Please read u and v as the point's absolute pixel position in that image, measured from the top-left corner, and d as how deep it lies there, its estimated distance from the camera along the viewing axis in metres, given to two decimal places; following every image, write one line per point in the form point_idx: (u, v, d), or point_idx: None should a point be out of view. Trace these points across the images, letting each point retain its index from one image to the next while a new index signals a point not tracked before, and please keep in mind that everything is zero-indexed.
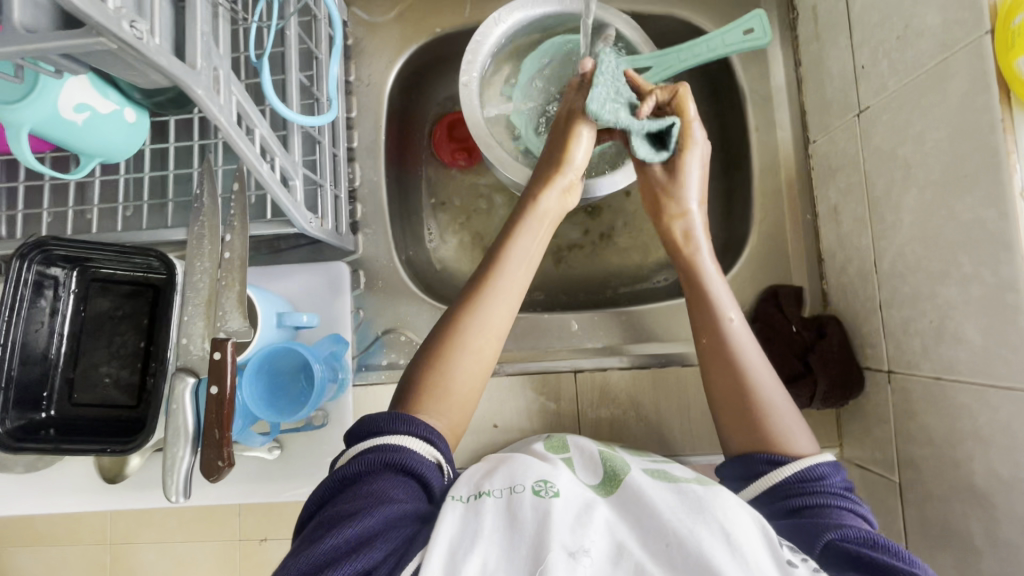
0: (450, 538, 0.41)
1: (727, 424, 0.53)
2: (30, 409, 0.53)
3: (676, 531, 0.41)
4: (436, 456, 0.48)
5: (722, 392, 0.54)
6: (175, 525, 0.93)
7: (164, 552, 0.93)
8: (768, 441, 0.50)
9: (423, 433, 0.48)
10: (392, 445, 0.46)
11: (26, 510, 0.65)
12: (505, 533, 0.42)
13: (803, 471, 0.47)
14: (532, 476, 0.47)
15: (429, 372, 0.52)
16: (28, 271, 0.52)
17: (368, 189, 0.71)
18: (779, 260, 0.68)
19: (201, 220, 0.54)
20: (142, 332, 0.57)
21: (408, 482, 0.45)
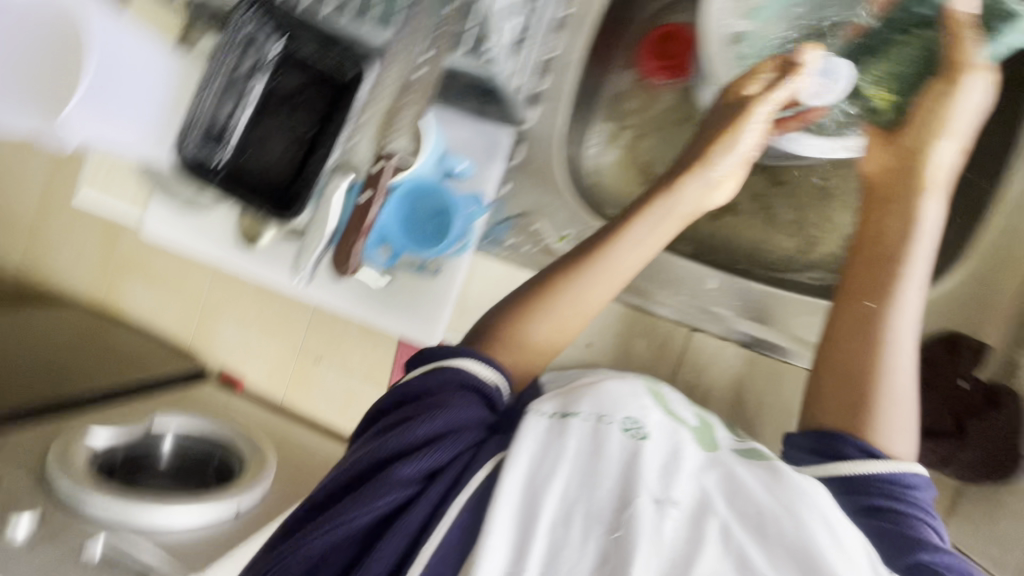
0: (534, 454, 0.41)
1: (825, 391, 0.50)
2: (210, 150, 0.58)
3: (775, 509, 0.38)
4: (500, 378, 0.48)
5: (840, 359, 0.50)
6: (250, 318, 1.07)
7: (237, 336, 1.09)
8: (862, 427, 0.47)
9: (498, 368, 0.48)
10: (471, 367, 0.47)
11: (178, 241, 0.74)
12: (587, 461, 0.40)
13: (896, 475, 0.44)
14: (621, 412, 0.45)
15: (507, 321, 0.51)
16: (244, 23, 0.53)
17: (560, 61, 0.65)
18: (983, 310, 0.56)
19: (407, 27, 0.52)
20: (316, 122, 0.58)
21: (474, 399, 0.46)
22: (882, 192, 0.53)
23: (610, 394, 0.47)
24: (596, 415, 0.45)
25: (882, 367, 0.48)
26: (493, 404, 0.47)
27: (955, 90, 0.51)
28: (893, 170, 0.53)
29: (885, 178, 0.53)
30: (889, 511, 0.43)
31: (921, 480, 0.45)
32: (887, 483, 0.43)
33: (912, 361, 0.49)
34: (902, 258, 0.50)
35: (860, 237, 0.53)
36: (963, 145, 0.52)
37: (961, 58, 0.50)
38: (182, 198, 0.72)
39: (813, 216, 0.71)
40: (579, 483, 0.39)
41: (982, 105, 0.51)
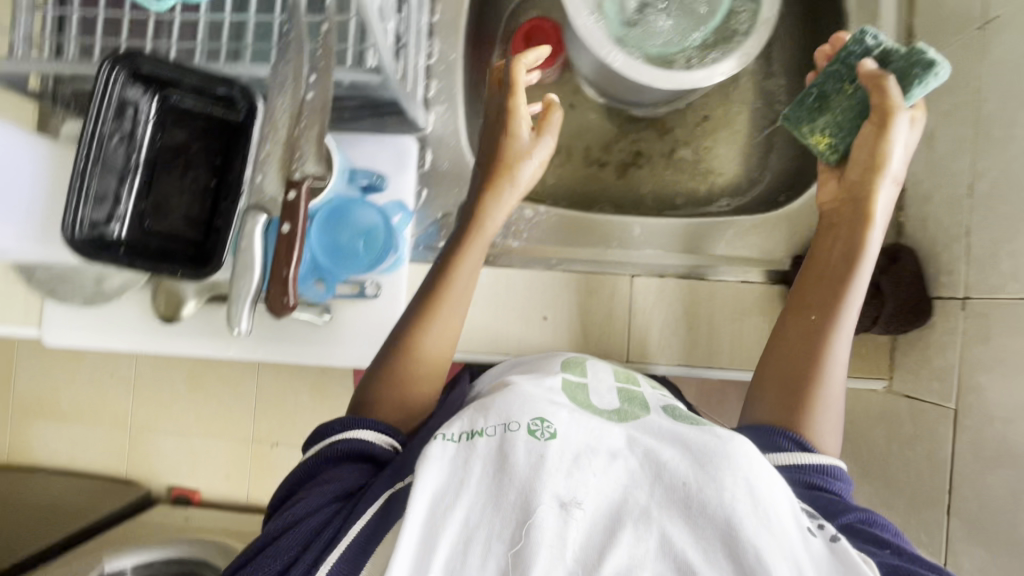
0: (439, 486, 0.44)
1: (767, 391, 0.54)
2: (103, 225, 0.53)
3: (686, 488, 0.43)
4: (392, 444, 0.52)
5: (791, 353, 0.55)
6: (194, 419, 1.11)
7: (183, 442, 1.12)
8: (796, 421, 0.52)
9: (376, 425, 0.52)
10: (355, 437, 0.51)
11: (78, 342, 0.67)
12: (490, 488, 0.44)
13: (828, 467, 0.49)
14: (528, 413, 0.47)
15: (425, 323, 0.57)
16: (113, 87, 0.51)
17: (443, 66, 0.68)
18: None
19: (288, 57, 0.53)
20: (215, 169, 0.57)
21: (353, 466, 0.50)
22: (810, 297, 0.55)
23: (512, 395, 0.49)
24: (502, 426, 0.46)
25: (821, 382, 0.53)
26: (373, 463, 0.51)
27: (885, 133, 0.53)
28: (852, 202, 0.55)
29: (858, 202, 0.55)
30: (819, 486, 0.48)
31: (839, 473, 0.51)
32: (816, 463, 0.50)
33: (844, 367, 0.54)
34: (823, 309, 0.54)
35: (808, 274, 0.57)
36: (895, 183, 0.55)
37: (887, 102, 0.53)
38: (82, 295, 0.65)
39: (702, 138, 0.78)
40: (484, 508, 0.43)
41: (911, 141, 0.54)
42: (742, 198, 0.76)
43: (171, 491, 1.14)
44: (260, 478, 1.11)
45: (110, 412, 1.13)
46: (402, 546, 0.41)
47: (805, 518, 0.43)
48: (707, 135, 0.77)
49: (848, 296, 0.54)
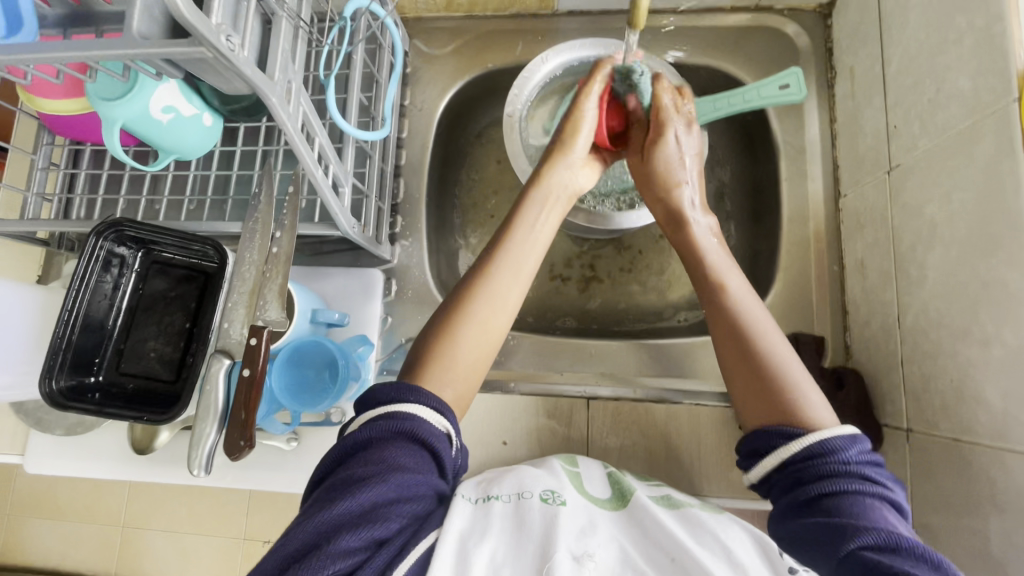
0: (466, 526, 0.42)
1: (742, 402, 0.51)
2: (82, 371, 0.58)
3: (681, 544, 0.45)
4: (448, 428, 0.44)
5: (730, 360, 0.53)
6: (185, 515, 1.00)
7: (172, 538, 1.01)
8: (785, 412, 0.48)
9: (433, 405, 0.44)
10: (403, 413, 0.42)
11: (56, 470, 0.69)
12: (512, 534, 0.44)
13: (811, 447, 0.45)
14: (539, 486, 0.50)
15: (440, 337, 0.50)
16: (100, 248, 0.58)
17: (409, 204, 0.75)
18: (803, 308, 0.67)
19: (257, 216, 0.60)
20: (189, 313, 0.62)
21: (422, 453, 0.41)
22: (704, 290, 0.57)
23: (524, 474, 0.52)
24: (516, 495, 0.49)
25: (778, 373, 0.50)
26: (440, 463, 0.43)
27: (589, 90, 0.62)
28: (671, 223, 0.63)
29: (676, 215, 0.62)
30: (822, 499, 0.43)
31: (847, 443, 0.45)
32: (806, 462, 0.44)
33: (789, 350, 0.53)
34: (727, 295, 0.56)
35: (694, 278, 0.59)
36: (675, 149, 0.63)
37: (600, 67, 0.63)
38: (64, 425, 0.69)
39: (657, 258, 0.82)
40: (508, 556, 0.42)
41: (694, 142, 0.63)
42: (698, 312, 0.78)
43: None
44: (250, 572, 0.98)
45: (103, 504, 1.01)
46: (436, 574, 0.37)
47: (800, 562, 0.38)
48: (661, 255, 0.81)
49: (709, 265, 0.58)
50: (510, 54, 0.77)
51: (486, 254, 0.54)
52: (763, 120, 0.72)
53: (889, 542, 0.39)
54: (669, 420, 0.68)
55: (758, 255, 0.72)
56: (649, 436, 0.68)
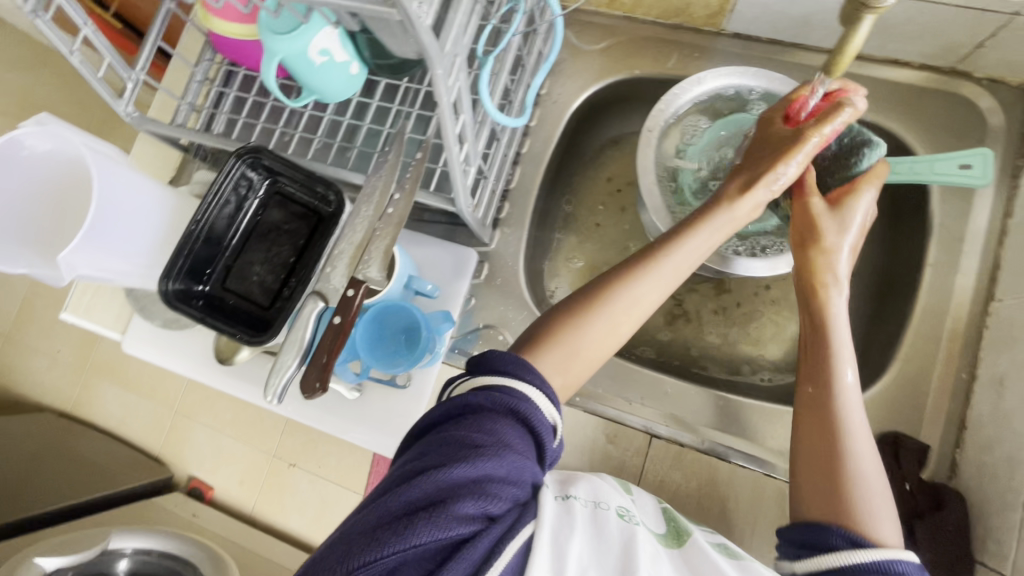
0: (555, 522, 0.40)
1: (804, 489, 0.50)
2: (194, 278, 0.62)
3: None
4: (554, 418, 0.46)
5: (807, 441, 0.52)
6: (228, 420, 1.06)
7: (213, 439, 1.07)
8: (847, 516, 0.47)
9: (542, 389, 0.46)
10: (513, 390, 0.45)
11: (146, 356, 0.75)
12: (592, 535, 0.42)
13: (884, 561, 0.42)
14: (613, 501, 0.48)
15: (559, 328, 0.53)
16: (237, 170, 0.61)
17: (520, 193, 0.74)
18: (914, 409, 0.61)
19: (382, 174, 0.61)
20: (296, 249, 0.65)
21: (528, 435, 0.44)
22: (806, 366, 0.55)
23: (597, 484, 0.50)
24: (592, 501, 0.47)
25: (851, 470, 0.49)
26: (541, 448, 0.45)
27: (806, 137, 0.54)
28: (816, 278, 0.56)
29: (808, 276, 0.57)
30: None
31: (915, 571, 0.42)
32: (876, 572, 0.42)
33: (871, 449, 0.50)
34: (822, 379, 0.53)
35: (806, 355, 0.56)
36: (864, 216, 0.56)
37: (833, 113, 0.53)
38: (162, 318, 0.74)
39: (755, 309, 0.77)
40: (591, 558, 0.40)
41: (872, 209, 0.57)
42: (786, 377, 0.73)
43: (187, 482, 1.11)
44: (271, 493, 1.04)
45: (164, 392, 1.11)
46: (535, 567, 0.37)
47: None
48: (759, 307, 0.76)
49: (832, 345, 0.54)
50: (661, 65, 0.73)
51: (617, 271, 0.56)
52: (922, 196, 0.65)
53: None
54: (729, 481, 0.65)
55: (873, 337, 0.66)
56: (705, 490, 0.65)
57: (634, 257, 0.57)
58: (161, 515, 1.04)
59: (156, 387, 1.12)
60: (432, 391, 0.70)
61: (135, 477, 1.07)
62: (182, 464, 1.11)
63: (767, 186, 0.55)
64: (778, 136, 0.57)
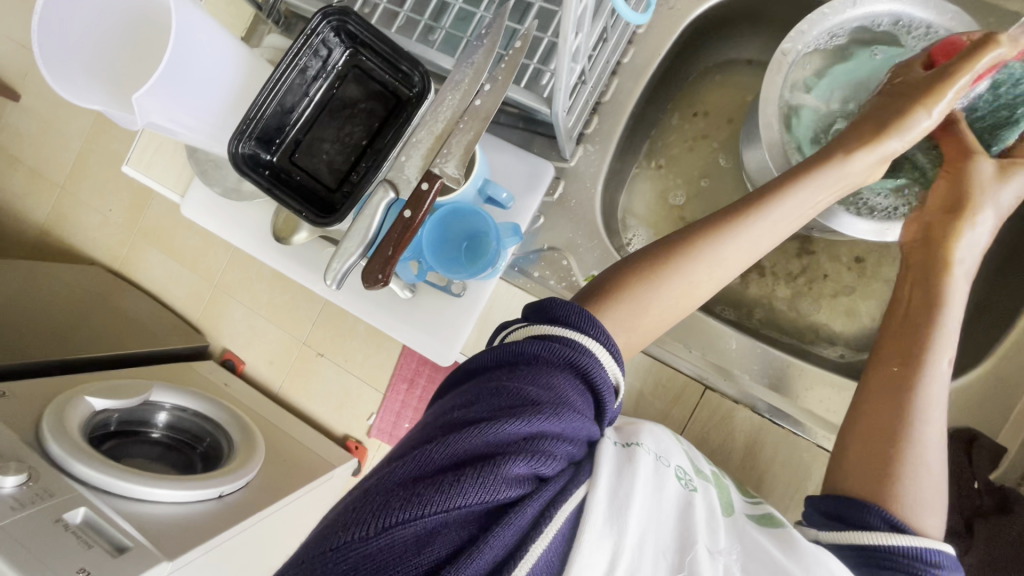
0: (613, 473, 0.36)
1: (847, 467, 0.48)
2: (263, 146, 0.59)
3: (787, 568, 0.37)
4: (618, 379, 0.39)
5: (867, 415, 0.49)
6: (264, 301, 1.07)
7: (249, 317, 1.10)
8: (887, 498, 0.45)
9: (606, 344, 0.39)
10: (575, 342, 0.38)
11: (203, 223, 0.75)
12: (653, 492, 0.38)
13: (923, 550, 0.41)
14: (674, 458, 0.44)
15: (633, 282, 0.48)
16: (319, 32, 0.55)
17: (612, 109, 0.67)
18: (1000, 411, 0.56)
19: (473, 59, 0.55)
20: (369, 132, 0.61)
21: (586, 394, 0.38)
22: (892, 343, 0.51)
23: (655, 433, 0.46)
24: (655, 453, 0.42)
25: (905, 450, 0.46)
26: (598, 409, 0.39)
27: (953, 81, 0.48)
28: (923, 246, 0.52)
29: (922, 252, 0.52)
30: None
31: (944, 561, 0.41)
32: (909, 558, 0.41)
33: (937, 433, 0.47)
34: (913, 358, 0.49)
35: (890, 328, 0.52)
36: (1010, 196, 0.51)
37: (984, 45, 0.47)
38: (223, 186, 0.72)
39: (840, 276, 0.70)
40: (651, 517, 0.36)
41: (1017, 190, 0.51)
42: (858, 354, 0.69)
43: (221, 353, 1.15)
44: (297, 376, 1.07)
45: (206, 263, 1.13)
46: (590, 526, 0.33)
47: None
48: (846, 275, 0.70)
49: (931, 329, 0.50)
50: None
51: (718, 218, 0.50)
52: None
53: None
54: (777, 446, 0.62)
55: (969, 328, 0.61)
56: (749, 450, 0.63)
57: (734, 204, 0.50)
58: (196, 378, 1.09)
59: (199, 260, 1.14)
60: (485, 305, 0.68)
61: (173, 340, 1.10)
62: (218, 336, 1.15)
63: (901, 138, 0.49)
64: (915, 79, 0.50)
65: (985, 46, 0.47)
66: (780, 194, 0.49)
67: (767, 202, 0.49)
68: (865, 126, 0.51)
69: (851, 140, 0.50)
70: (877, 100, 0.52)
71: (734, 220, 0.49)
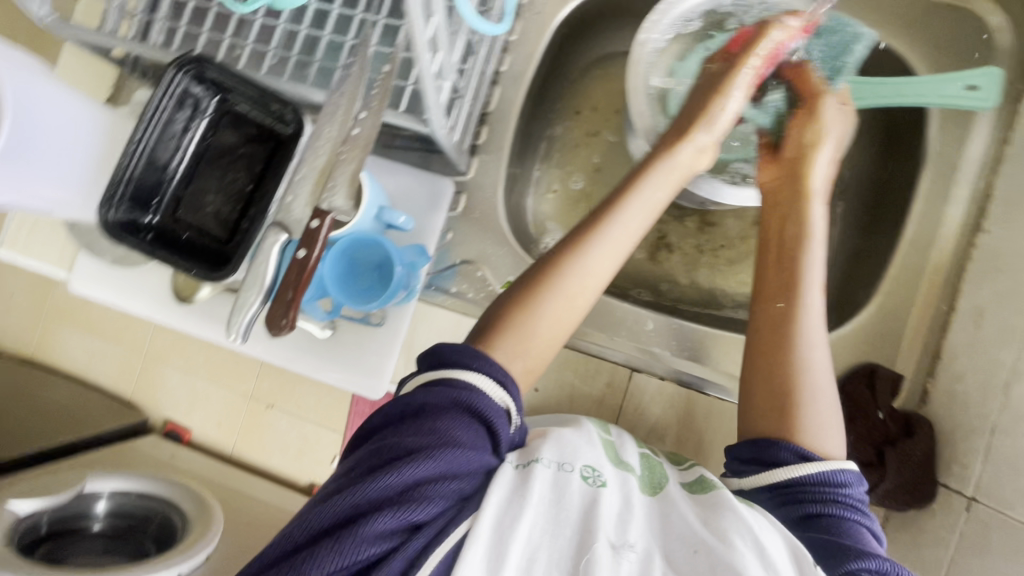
0: (502, 502, 0.37)
1: (754, 407, 0.51)
2: (139, 209, 0.56)
3: (706, 544, 0.38)
4: (506, 402, 0.42)
5: (763, 357, 0.52)
6: (202, 362, 0.97)
7: (186, 382, 0.98)
8: (791, 429, 0.49)
9: (496, 376, 0.42)
10: (455, 383, 0.41)
11: (95, 295, 0.70)
12: (550, 508, 0.38)
13: (823, 475, 0.46)
14: (581, 458, 0.43)
15: (517, 308, 0.49)
16: (177, 84, 0.53)
17: (499, 117, 0.68)
18: (892, 342, 0.61)
19: (345, 90, 0.55)
20: (253, 177, 0.59)
21: (476, 428, 0.40)
22: (773, 285, 0.54)
23: (565, 435, 0.45)
24: (557, 463, 0.41)
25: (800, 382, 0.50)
26: (494, 436, 0.41)
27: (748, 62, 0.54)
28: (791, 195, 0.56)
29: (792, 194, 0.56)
30: (822, 518, 0.45)
31: (853, 480, 0.47)
32: (815, 486, 0.46)
33: (822, 359, 0.52)
34: (794, 296, 0.53)
35: (769, 270, 0.55)
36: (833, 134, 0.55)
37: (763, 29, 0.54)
38: (112, 254, 0.69)
39: (741, 242, 0.74)
40: (545, 534, 0.37)
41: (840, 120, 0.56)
42: None
43: (163, 426, 1.03)
44: (247, 438, 0.97)
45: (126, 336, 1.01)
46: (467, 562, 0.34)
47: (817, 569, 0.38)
48: (746, 240, 0.74)
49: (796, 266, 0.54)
50: None
51: (586, 224, 0.51)
52: (920, 122, 0.62)
53: (884, 566, 0.41)
54: (709, 414, 0.65)
55: (855, 271, 0.66)
56: (685, 423, 0.65)
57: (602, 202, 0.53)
58: (134, 459, 0.99)
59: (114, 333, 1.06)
60: (408, 329, 0.67)
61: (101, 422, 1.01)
62: (154, 409, 1.03)
63: (710, 130, 0.53)
64: (713, 71, 0.56)
65: (762, 35, 0.54)
66: (625, 194, 0.52)
67: (616, 203, 0.52)
68: (682, 123, 0.54)
69: (665, 138, 0.54)
70: (689, 98, 0.56)
71: (590, 228, 0.51)
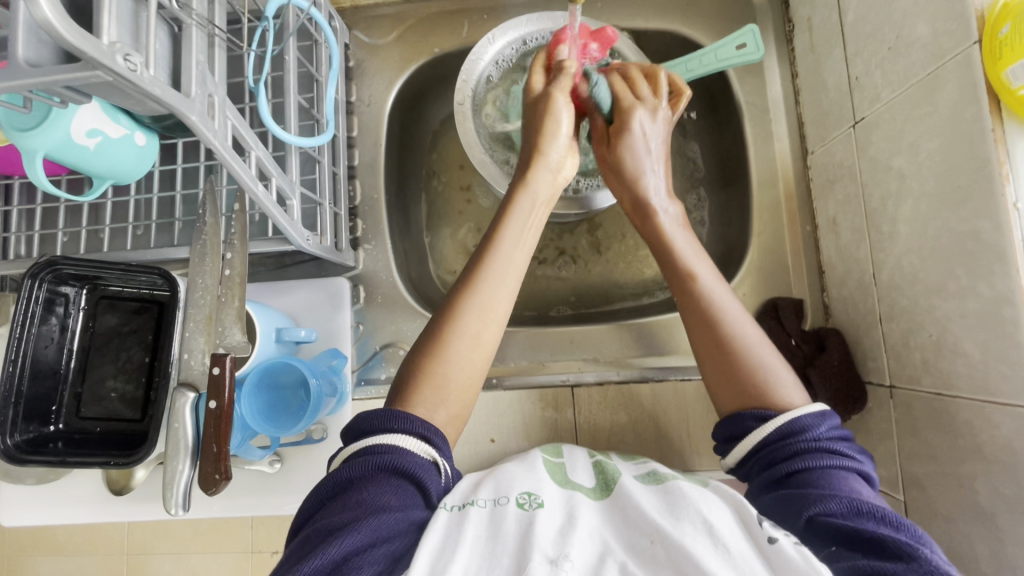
0: (436, 549, 0.39)
1: (714, 386, 0.50)
2: (39, 422, 0.55)
3: (658, 528, 0.40)
4: (432, 454, 0.45)
5: (701, 327, 0.52)
6: (190, 535, 0.89)
7: (180, 563, 0.89)
8: (752, 394, 0.48)
9: (420, 431, 0.45)
10: (389, 444, 0.44)
11: (37, 518, 0.67)
12: (485, 544, 0.40)
13: (787, 426, 0.44)
14: (516, 489, 0.46)
15: (424, 362, 0.49)
16: (39, 289, 0.54)
17: (368, 206, 0.72)
18: (780, 273, 0.66)
19: (204, 237, 0.56)
20: (147, 347, 0.59)
21: (406, 488, 0.42)
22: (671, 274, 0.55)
23: (505, 476, 0.49)
24: (492, 500, 0.45)
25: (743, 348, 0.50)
26: (424, 492, 0.43)
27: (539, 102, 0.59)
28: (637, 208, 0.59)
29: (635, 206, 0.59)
30: (793, 474, 0.43)
31: (814, 420, 0.45)
32: (781, 441, 0.44)
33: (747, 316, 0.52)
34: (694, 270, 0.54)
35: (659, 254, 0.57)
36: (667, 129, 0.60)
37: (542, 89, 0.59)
38: (35, 473, 0.65)
39: (628, 232, 0.79)
40: (479, 571, 0.38)
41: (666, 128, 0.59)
42: None
43: None
44: None
45: (103, 535, 0.92)
46: None
47: (764, 528, 0.38)
48: (631, 229, 0.79)
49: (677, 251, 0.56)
50: (457, 37, 0.74)
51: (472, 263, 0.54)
52: (724, 82, 0.70)
53: (853, 507, 0.39)
54: (658, 398, 0.68)
55: (728, 221, 0.71)
56: (641, 415, 0.67)
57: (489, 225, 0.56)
58: None
59: None
60: None
61: None
62: None
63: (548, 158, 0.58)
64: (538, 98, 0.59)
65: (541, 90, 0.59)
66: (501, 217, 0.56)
67: (500, 223, 0.55)
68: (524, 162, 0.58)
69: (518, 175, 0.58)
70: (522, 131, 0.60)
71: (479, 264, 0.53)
